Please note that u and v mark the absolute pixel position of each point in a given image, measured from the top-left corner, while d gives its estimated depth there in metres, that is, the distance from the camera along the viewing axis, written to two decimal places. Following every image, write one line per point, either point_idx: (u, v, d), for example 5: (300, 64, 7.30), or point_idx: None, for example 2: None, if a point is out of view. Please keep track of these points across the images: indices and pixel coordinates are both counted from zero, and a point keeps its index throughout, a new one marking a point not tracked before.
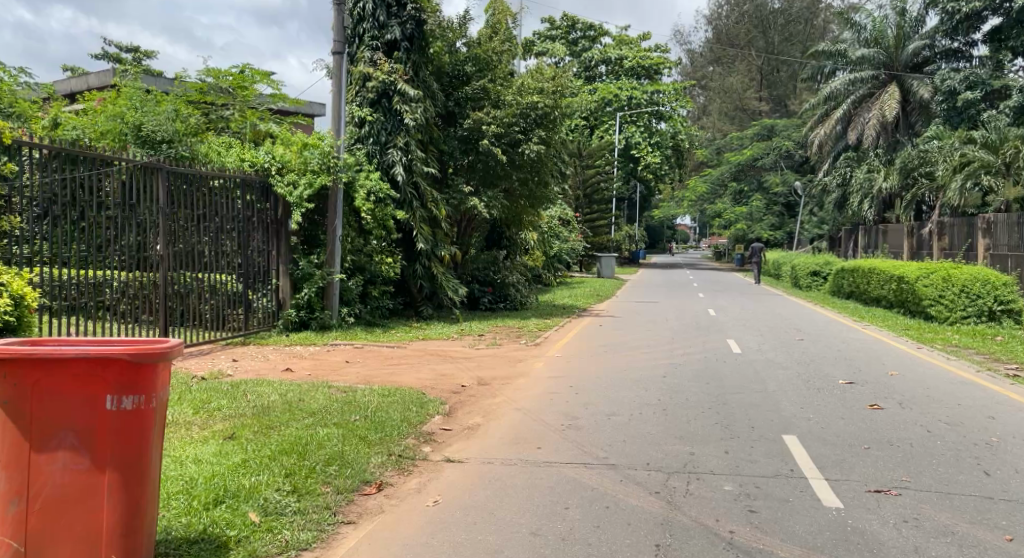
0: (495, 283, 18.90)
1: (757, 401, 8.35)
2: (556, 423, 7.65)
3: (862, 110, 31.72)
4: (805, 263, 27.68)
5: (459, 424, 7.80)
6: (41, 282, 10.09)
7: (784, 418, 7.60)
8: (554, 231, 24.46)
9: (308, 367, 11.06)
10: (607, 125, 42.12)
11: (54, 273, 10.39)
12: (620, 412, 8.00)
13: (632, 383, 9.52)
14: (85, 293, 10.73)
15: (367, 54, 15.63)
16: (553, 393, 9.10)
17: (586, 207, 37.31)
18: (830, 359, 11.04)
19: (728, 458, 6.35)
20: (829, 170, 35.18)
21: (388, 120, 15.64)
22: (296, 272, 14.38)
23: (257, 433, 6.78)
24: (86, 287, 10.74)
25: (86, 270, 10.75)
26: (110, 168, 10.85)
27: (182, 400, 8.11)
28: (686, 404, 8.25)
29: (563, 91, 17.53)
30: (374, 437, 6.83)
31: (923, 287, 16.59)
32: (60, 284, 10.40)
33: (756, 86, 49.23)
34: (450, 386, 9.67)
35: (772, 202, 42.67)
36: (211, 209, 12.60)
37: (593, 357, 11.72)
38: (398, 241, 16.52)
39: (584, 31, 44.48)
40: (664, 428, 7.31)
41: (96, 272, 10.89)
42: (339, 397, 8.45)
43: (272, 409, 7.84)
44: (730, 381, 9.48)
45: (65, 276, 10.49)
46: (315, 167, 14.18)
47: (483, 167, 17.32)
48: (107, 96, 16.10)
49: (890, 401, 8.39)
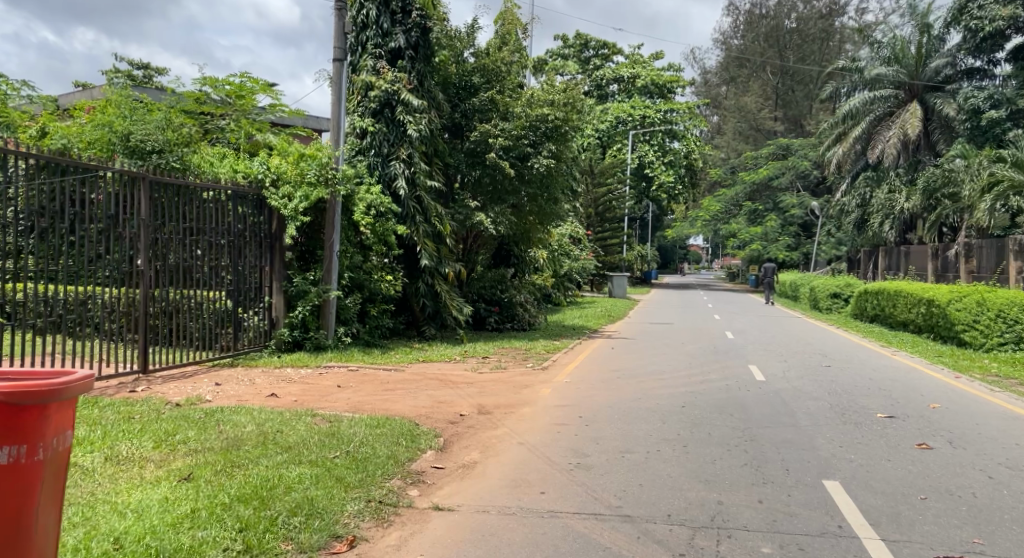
0: (502, 303, 18.00)
1: (789, 437, 7.42)
2: (562, 462, 6.75)
3: (880, 129, 30.69)
4: (824, 284, 26.68)
5: (453, 461, 6.91)
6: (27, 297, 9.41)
7: (822, 459, 6.68)
8: (565, 249, 23.55)
9: (296, 393, 10.21)
10: (619, 144, 41.37)
11: (39, 288, 9.67)
12: (634, 449, 7.10)
13: (648, 413, 8.59)
14: (68, 311, 10.00)
15: (369, 62, 14.82)
16: (562, 425, 8.19)
17: (597, 225, 36.52)
18: (862, 389, 10.12)
19: (764, 510, 5.44)
20: (847, 191, 34.11)
21: (390, 130, 14.81)
22: (291, 290, 13.52)
23: (219, 474, 5.92)
24: (71, 304, 10.01)
25: (74, 285, 10.00)
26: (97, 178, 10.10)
27: (145, 432, 7.32)
28: (710, 440, 7.34)
29: (575, 103, 16.79)
30: (353, 479, 5.97)
31: (955, 311, 15.61)
32: (46, 300, 9.68)
33: (770, 106, 48.19)
34: (446, 415, 8.77)
35: (787, 222, 41.60)
36: (201, 223, 11.83)
37: (605, 383, 10.80)
38: (400, 258, 15.67)
39: (596, 50, 43.85)
40: (686, 470, 6.41)
41: (83, 287, 10.12)
42: (321, 430, 7.62)
43: (243, 444, 7.02)
44: (757, 413, 8.55)
45: (47, 291, 9.76)
46: (312, 179, 13.36)
47: (490, 181, 16.51)
48: (97, 104, 15.44)
49: (939, 439, 7.45)
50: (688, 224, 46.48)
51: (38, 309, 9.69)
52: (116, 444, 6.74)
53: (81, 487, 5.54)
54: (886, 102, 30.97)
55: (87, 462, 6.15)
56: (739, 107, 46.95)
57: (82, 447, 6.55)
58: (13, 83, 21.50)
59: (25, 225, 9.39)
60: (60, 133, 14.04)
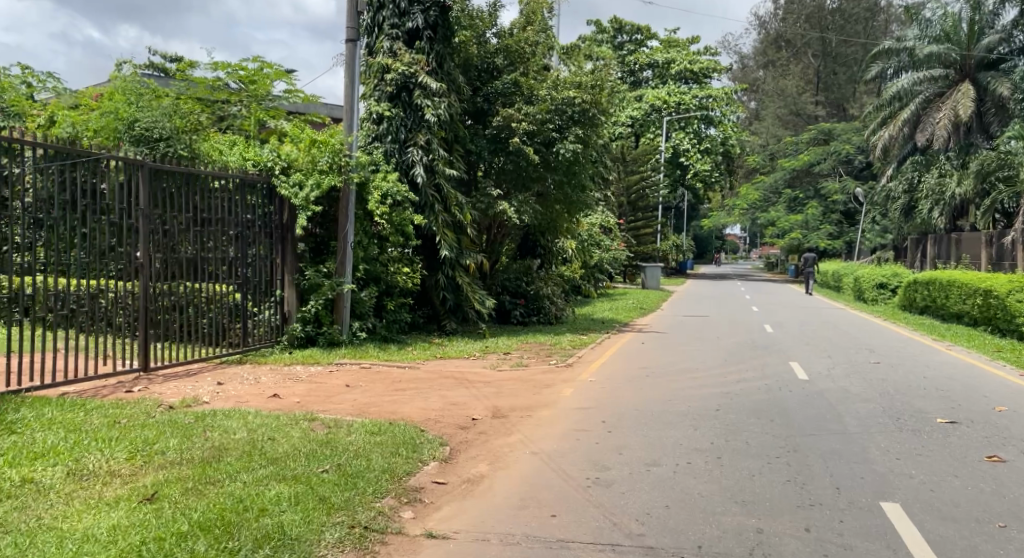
0: (528, 295, 17.08)
1: (839, 448, 6.57)
2: (579, 477, 5.99)
3: (930, 111, 28.89)
4: (869, 274, 25.46)
5: (459, 474, 6.19)
6: (40, 292, 8.90)
7: (878, 475, 5.84)
8: (595, 239, 22.69)
9: (300, 393, 9.56)
10: (653, 131, 40.29)
11: (52, 283, 9.15)
12: (662, 461, 6.31)
13: (678, 418, 7.77)
14: (80, 306, 9.42)
15: (386, 44, 14.09)
16: (582, 431, 7.40)
17: (630, 214, 35.51)
18: (917, 389, 9.20)
19: (811, 542, 4.69)
20: (894, 176, 32.73)
21: (408, 115, 14.09)
22: (303, 283, 12.88)
23: (188, 493, 5.26)
24: (82, 299, 9.45)
25: (85, 280, 9.45)
26: (102, 168, 9.54)
27: (122, 440, 6.67)
28: (747, 451, 6.52)
29: (603, 85, 15.89)
30: (338, 499, 5.25)
31: (1016, 303, 14.50)
32: (60, 295, 9.16)
33: (812, 89, 46.69)
34: (456, 420, 8.04)
35: (830, 209, 40.27)
36: (210, 214, 11.20)
37: (634, 382, 9.98)
38: (419, 248, 14.92)
39: (630, 35, 42.62)
40: (721, 488, 5.62)
41: (92, 282, 9.55)
42: (316, 438, 6.94)
43: (226, 454, 6.35)
44: (801, 418, 7.68)
45: (59, 285, 9.20)
46: (325, 166, 12.76)
47: (514, 167, 15.67)
48: (104, 92, 14.86)
49: (1011, 450, 6.57)
50: (725, 213, 45.02)
51: (50, 304, 9.11)
52: (84, 455, 6.11)
53: (29, 510, 4.92)
54: (936, 83, 29.46)
55: (47, 477, 5.53)
56: (780, 90, 45.44)
57: (44, 459, 5.93)
58: (30, 75, 21.12)
59: (39, 218, 8.82)
60: (65, 121, 13.45)
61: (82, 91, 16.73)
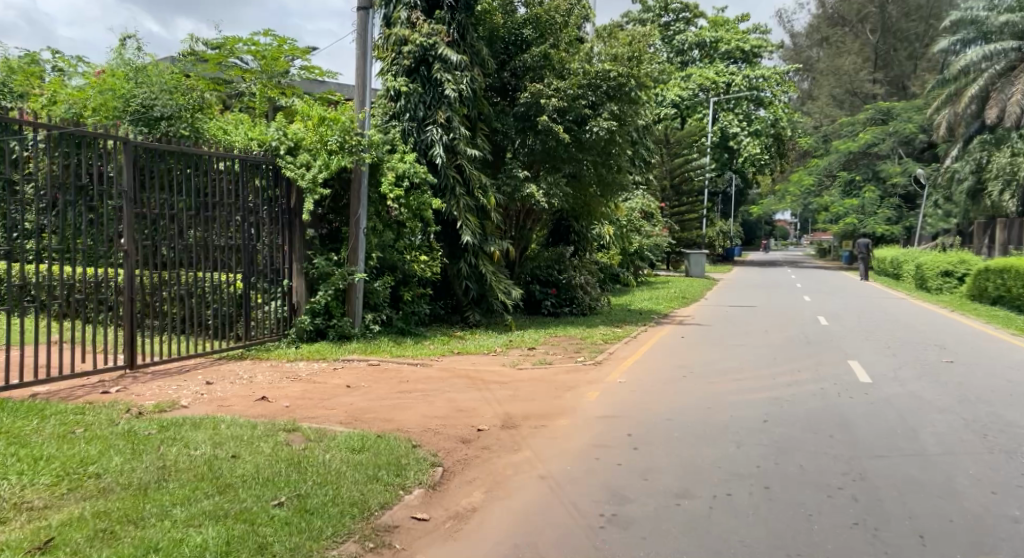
0: (560, 284, 15.86)
1: (915, 475, 5.38)
2: (592, 513, 4.88)
3: (1003, 85, 26.47)
4: (934, 260, 23.69)
5: (448, 507, 5.10)
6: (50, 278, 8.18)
7: (972, 517, 4.72)
8: (634, 225, 21.33)
9: (292, 396, 8.48)
10: (699, 113, 38.59)
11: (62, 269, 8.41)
12: (695, 493, 5.15)
13: (716, 432, 6.57)
14: (80, 298, 8.50)
15: (403, 14, 12.95)
16: (602, 448, 6.23)
17: (672, 198, 34.12)
18: (1005, 396, 7.85)
19: None
20: (960, 156, 30.67)
21: (427, 90, 12.89)
22: (312, 272, 11.78)
23: (98, 534, 4.30)
24: (83, 288, 8.53)
25: (91, 268, 8.61)
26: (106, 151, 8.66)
27: (56, 457, 5.58)
28: (802, 478, 5.35)
29: (642, 57, 14.45)
30: (280, 548, 4.29)
31: None
32: (65, 282, 8.36)
33: (870, 67, 44.48)
34: (459, 431, 6.91)
35: (887, 193, 38.28)
36: (214, 198, 10.21)
37: (670, 385, 8.74)
38: (440, 235, 13.81)
39: (676, 14, 40.87)
40: (768, 534, 4.53)
41: (98, 270, 8.73)
42: (286, 456, 5.85)
43: (171, 477, 5.29)
44: (869, 433, 6.43)
45: (69, 273, 8.39)
46: (335, 146, 11.52)
47: (543, 148, 14.34)
48: (108, 68, 13.99)
49: None
50: (775, 198, 43.02)
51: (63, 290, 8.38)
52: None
53: None
54: (1007, 55, 27.02)
55: None
56: (835, 68, 43.29)
57: None
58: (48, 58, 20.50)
59: (49, 201, 8.04)
60: (63, 99, 12.66)
61: (90, 70, 15.92)
